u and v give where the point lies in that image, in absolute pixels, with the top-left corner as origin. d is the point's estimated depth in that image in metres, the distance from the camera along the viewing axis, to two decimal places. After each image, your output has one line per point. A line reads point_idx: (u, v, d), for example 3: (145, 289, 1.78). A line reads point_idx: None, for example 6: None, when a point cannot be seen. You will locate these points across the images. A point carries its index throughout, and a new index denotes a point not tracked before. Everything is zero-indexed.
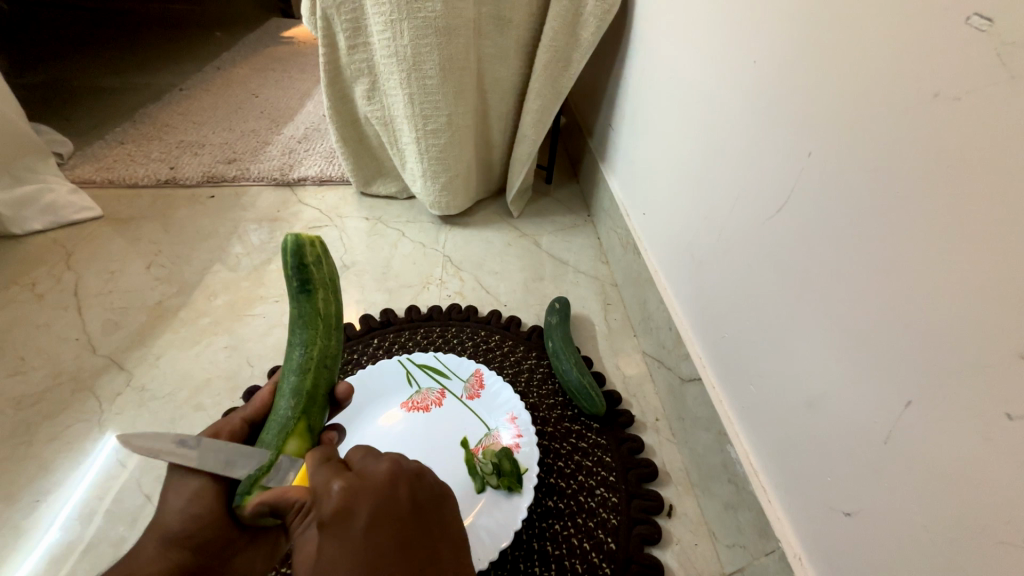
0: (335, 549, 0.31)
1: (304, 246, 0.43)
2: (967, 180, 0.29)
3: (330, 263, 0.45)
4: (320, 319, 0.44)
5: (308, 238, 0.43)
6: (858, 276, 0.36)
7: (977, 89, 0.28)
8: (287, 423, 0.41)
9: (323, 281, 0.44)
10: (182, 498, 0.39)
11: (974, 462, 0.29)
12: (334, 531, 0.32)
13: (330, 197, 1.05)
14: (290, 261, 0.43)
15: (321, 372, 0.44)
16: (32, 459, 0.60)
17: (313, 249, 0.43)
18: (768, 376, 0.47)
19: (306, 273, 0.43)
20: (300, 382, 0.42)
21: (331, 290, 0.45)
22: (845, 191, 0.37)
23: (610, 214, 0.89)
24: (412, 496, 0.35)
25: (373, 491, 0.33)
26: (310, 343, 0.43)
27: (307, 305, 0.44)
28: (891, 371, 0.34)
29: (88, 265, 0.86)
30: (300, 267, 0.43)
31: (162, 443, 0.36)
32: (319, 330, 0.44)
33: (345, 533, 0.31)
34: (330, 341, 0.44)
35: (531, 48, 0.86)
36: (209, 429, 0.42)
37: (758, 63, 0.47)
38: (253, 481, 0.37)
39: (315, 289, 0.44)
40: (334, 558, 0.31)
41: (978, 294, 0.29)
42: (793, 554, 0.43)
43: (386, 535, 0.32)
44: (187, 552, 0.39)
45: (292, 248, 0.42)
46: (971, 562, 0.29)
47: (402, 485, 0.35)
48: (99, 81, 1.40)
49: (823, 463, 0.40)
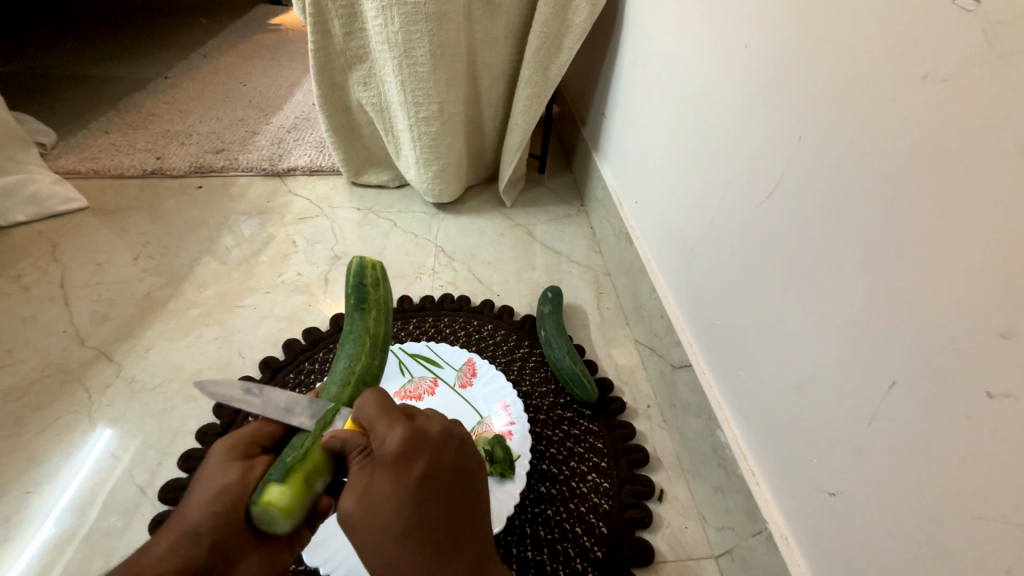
0: (389, 489, 0.33)
1: (365, 267, 0.47)
2: (953, 161, 0.29)
3: (386, 286, 0.48)
4: (368, 335, 0.45)
5: (370, 262, 0.47)
6: (844, 260, 0.37)
7: (964, 70, 0.29)
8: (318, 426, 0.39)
9: (378, 300, 0.47)
10: (206, 493, 0.37)
11: (956, 440, 0.30)
12: (391, 474, 0.34)
13: (321, 187, 1.03)
14: (352, 279, 0.47)
15: (360, 387, 0.44)
16: (22, 451, 0.60)
17: (374, 271, 0.47)
18: (758, 360, 0.47)
19: (363, 291, 0.46)
20: (338, 393, 0.43)
21: (383, 310, 0.47)
22: (834, 175, 0.37)
23: (602, 203, 0.89)
24: (458, 457, 0.37)
25: (430, 448, 0.36)
26: (355, 356, 0.44)
27: (360, 321, 0.46)
28: (876, 354, 0.35)
29: (74, 257, 0.84)
30: (359, 286, 0.46)
31: (232, 390, 0.40)
32: (365, 346, 0.45)
33: (400, 476, 0.34)
34: (376, 357, 0.45)
35: (522, 35, 0.85)
36: (251, 426, 0.41)
37: (749, 47, 0.47)
38: (274, 481, 0.34)
39: (369, 307, 0.46)
40: (385, 497, 0.33)
41: (961, 275, 0.29)
42: (780, 535, 0.44)
43: (434, 487, 0.35)
44: (201, 549, 0.37)
45: (354, 268, 0.46)
46: (953, 539, 0.30)
47: (451, 447, 0.37)
48: (81, 69, 1.37)
49: (809, 445, 0.41)
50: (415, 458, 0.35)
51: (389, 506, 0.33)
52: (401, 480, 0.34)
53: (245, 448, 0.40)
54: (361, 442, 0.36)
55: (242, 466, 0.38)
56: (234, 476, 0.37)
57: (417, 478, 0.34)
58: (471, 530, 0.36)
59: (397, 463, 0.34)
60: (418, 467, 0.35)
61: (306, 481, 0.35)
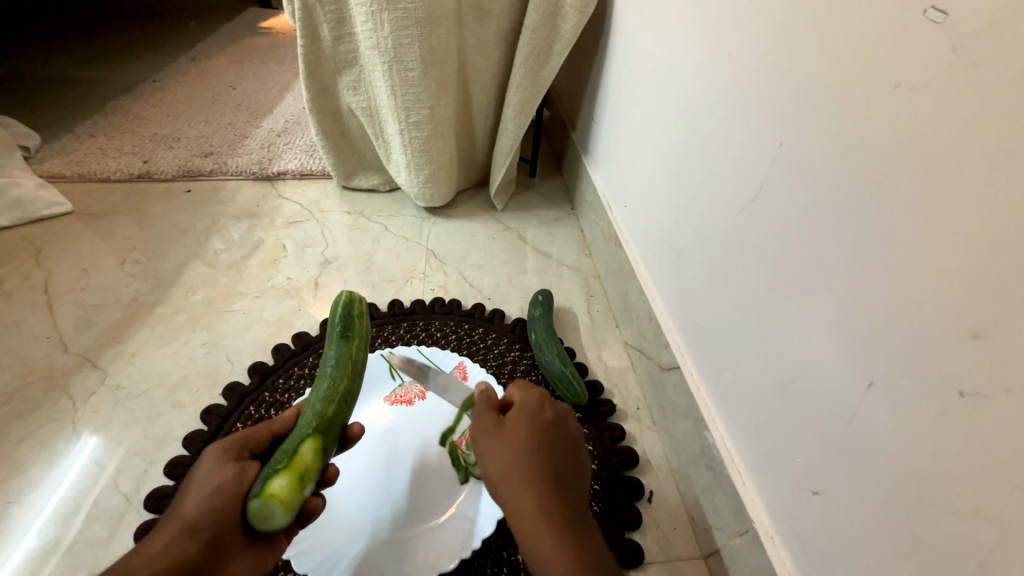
0: (521, 434, 0.44)
1: (353, 300, 0.50)
2: (924, 168, 0.30)
3: (370, 318, 0.51)
4: (351, 359, 0.47)
5: (357, 296, 0.51)
6: (823, 263, 0.38)
7: (934, 79, 0.30)
8: (303, 431, 0.41)
9: (361, 329, 0.49)
10: (205, 489, 0.37)
11: (931, 438, 0.30)
12: (529, 413, 0.46)
13: (310, 191, 1.03)
14: (337, 311, 0.50)
15: (343, 406, 0.44)
16: (3, 460, 0.59)
17: (360, 304, 0.51)
18: (743, 362, 0.48)
19: (349, 320, 0.49)
20: (323, 408, 0.42)
21: (365, 338, 0.50)
22: (813, 181, 0.38)
23: (592, 207, 0.90)
24: (572, 436, 0.47)
25: (552, 418, 0.47)
26: (337, 377, 0.45)
27: (343, 347, 0.47)
28: (855, 355, 0.35)
29: (58, 262, 0.83)
30: (345, 315, 0.49)
31: None
32: (348, 368, 0.46)
33: (531, 429, 0.45)
34: (357, 380, 0.46)
35: (512, 41, 0.86)
36: (239, 433, 0.42)
37: (731, 55, 0.48)
38: (267, 480, 0.36)
39: (353, 334, 0.48)
40: (517, 438, 0.44)
41: (933, 276, 0.30)
42: (766, 534, 0.45)
43: (552, 445, 0.44)
44: (197, 546, 0.36)
45: (342, 299, 0.50)
46: (929, 536, 0.31)
47: (568, 426, 0.47)
48: (67, 72, 1.35)
49: (793, 445, 0.41)
50: (547, 409, 0.47)
51: (523, 429, 0.44)
52: (533, 418, 0.46)
53: (237, 451, 0.41)
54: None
55: (237, 465, 0.39)
56: (230, 474, 0.38)
57: (548, 420, 0.46)
58: (574, 479, 0.44)
59: (534, 408, 0.47)
60: (547, 414, 0.47)
61: (302, 477, 0.37)
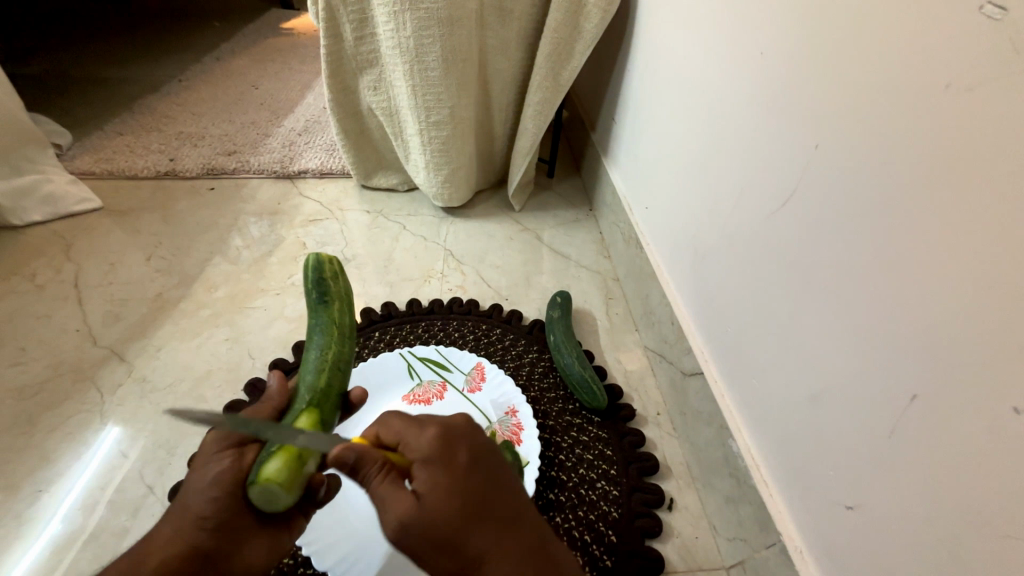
0: (442, 485, 0.33)
1: (322, 263, 0.48)
2: (976, 173, 0.29)
3: (347, 281, 0.49)
4: (335, 326, 0.46)
5: (326, 258, 0.48)
6: (861, 269, 0.36)
7: (990, 79, 0.28)
8: (298, 408, 0.41)
9: (339, 292, 0.48)
10: (204, 481, 0.38)
11: (981, 454, 0.29)
12: (436, 470, 0.33)
13: (331, 189, 1.04)
14: (311, 277, 0.47)
15: (337, 374, 0.43)
16: (33, 449, 0.60)
17: (331, 266, 0.48)
18: (772, 369, 0.47)
19: (324, 284, 0.47)
20: (314, 379, 0.42)
21: (346, 301, 0.48)
22: (852, 184, 0.37)
23: (612, 209, 0.89)
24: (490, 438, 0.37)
25: (467, 437, 0.35)
26: (325, 346, 0.44)
27: (324, 314, 0.46)
28: (895, 365, 0.34)
29: (88, 257, 0.85)
30: (320, 281, 0.47)
31: None
32: (334, 334, 0.45)
33: (450, 470, 0.33)
34: (344, 347, 0.45)
35: (534, 40, 0.85)
36: (240, 416, 0.42)
37: (764, 55, 0.46)
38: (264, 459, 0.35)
39: (332, 299, 0.47)
40: (441, 494, 0.32)
41: (984, 284, 0.29)
42: (794, 548, 0.44)
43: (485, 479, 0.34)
44: (205, 533, 0.38)
45: (312, 264, 0.47)
46: (974, 554, 0.29)
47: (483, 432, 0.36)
48: (97, 72, 1.39)
49: (824, 456, 0.40)
50: (458, 447, 0.34)
51: (442, 505, 0.32)
52: (448, 475, 0.33)
53: (237, 437, 0.40)
54: (379, 458, 0.33)
55: (235, 451, 0.39)
56: (228, 464, 0.38)
57: (466, 462, 0.34)
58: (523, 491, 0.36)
59: (439, 459, 0.33)
60: (463, 457, 0.34)
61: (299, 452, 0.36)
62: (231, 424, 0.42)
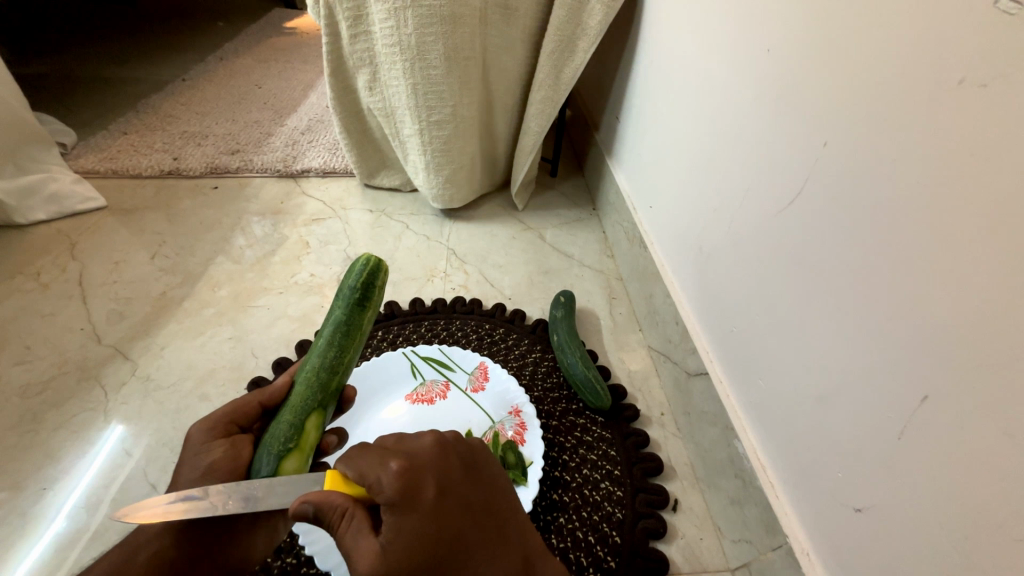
0: (411, 527, 0.31)
1: (377, 269, 0.45)
2: (991, 170, 0.28)
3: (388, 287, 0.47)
4: (361, 330, 0.45)
5: (376, 261, 0.45)
6: (869, 269, 0.36)
7: (1005, 75, 0.28)
8: (306, 405, 0.41)
9: (378, 299, 0.46)
10: (196, 471, 0.41)
11: (996, 456, 0.28)
12: (404, 510, 0.32)
13: (333, 188, 1.04)
14: (354, 277, 0.44)
15: (346, 376, 0.44)
16: (38, 447, 0.61)
17: (383, 272, 0.46)
18: (779, 369, 0.46)
19: (369, 291, 0.45)
20: (327, 380, 0.43)
21: (377, 308, 0.46)
22: (861, 182, 0.36)
23: (616, 208, 0.88)
24: (462, 461, 0.36)
25: (433, 467, 0.34)
26: (345, 350, 0.43)
27: (355, 315, 0.44)
28: (906, 365, 0.34)
29: (92, 256, 0.86)
30: (364, 283, 0.44)
31: None
32: (356, 339, 0.44)
33: (417, 508, 0.32)
34: (361, 349, 0.45)
35: (538, 38, 0.85)
36: (226, 408, 0.44)
37: (771, 53, 0.46)
38: (279, 461, 0.40)
39: (369, 305, 0.45)
40: (411, 535, 0.31)
41: (996, 283, 0.28)
42: (801, 550, 0.43)
43: (456, 510, 0.33)
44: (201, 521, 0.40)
45: (366, 266, 0.44)
46: (987, 561, 0.29)
47: (451, 454, 0.35)
48: (101, 71, 1.39)
49: (832, 457, 0.40)
50: (423, 479, 0.33)
51: (411, 547, 0.31)
52: (417, 514, 0.32)
53: (225, 427, 0.43)
54: (338, 504, 0.33)
55: (226, 443, 0.42)
56: (220, 454, 0.42)
57: (431, 500, 0.32)
58: (502, 511, 0.36)
59: (403, 498, 0.32)
60: (429, 490, 0.33)
61: (308, 453, 0.41)
62: (219, 411, 0.44)
